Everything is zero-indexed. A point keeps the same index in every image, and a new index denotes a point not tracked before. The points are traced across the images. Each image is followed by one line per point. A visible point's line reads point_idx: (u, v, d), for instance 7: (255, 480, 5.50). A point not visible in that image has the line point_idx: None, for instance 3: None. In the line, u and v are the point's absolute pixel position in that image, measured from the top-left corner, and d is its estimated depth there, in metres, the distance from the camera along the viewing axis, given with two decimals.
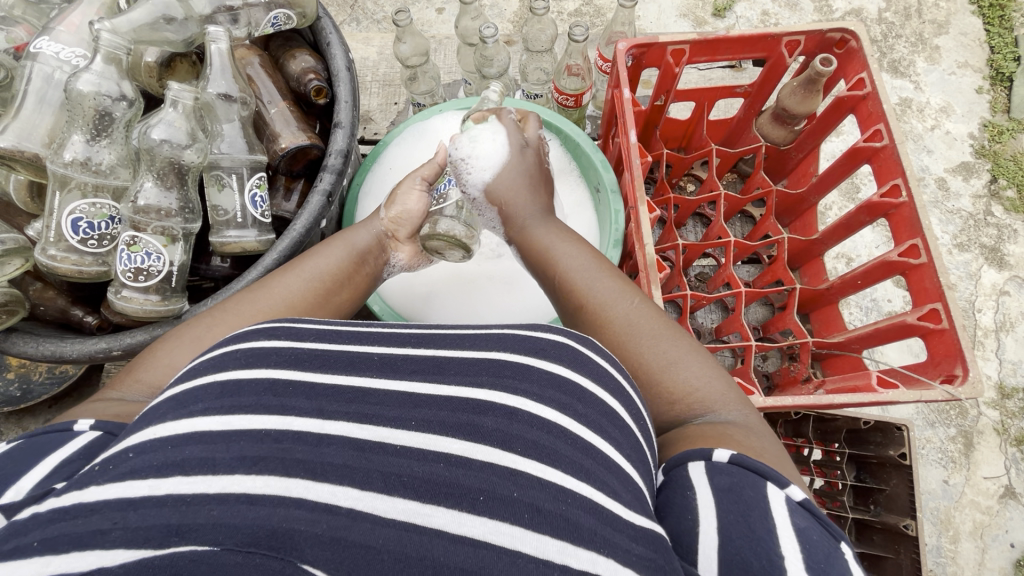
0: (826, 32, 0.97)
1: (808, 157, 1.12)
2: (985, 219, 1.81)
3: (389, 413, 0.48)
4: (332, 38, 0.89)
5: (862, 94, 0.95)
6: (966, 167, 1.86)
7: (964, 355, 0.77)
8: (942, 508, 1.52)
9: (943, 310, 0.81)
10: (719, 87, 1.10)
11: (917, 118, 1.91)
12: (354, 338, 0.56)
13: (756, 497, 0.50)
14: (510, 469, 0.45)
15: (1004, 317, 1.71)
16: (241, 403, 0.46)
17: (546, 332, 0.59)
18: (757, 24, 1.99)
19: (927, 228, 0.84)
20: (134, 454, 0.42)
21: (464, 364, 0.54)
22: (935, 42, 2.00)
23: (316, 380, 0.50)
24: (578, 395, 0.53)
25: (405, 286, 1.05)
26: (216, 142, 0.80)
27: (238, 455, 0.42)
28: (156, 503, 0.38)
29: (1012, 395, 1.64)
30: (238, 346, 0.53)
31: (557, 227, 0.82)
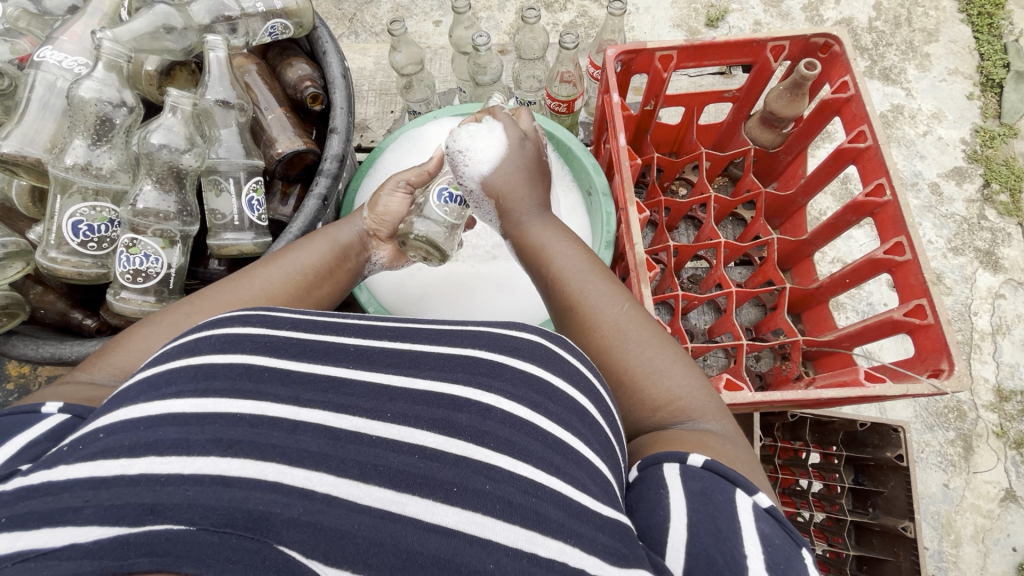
0: (811, 37, 1.00)
1: (796, 159, 1.14)
2: (979, 223, 1.82)
3: (366, 404, 0.50)
4: (328, 46, 0.92)
5: (846, 96, 0.97)
6: (958, 172, 1.88)
7: (950, 349, 0.79)
8: (943, 512, 1.52)
9: (928, 306, 0.82)
10: (708, 93, 1.13)
11: (908, 124, 1.94)
12: (331, 330, 0.58)
13: (724, 501, 0.52)
14: (483, 462, 0.47)
15: (1000, 320, 1.72)
16: (213, 387, 0.48)
17: (519, 331, 0.60)
18: (749, 34, 2.03)
19: (911, 227, 0.86)
20: (105, 434, 0.44)
21: (440, 360, 0.55)
22: (925, 50, 2.04)
23: (292, 367, 0.51)
24: (549, 393, 0.54)
25: (398, 284, 1.07)
26: (213, 147, 0.82)
27: (213, 437, 0.44)
28: (129, 481, 0.40)
29: (1010, 397, 1.64)
30: (210, 332, 0.54)
31: (554, 224, 0.79)
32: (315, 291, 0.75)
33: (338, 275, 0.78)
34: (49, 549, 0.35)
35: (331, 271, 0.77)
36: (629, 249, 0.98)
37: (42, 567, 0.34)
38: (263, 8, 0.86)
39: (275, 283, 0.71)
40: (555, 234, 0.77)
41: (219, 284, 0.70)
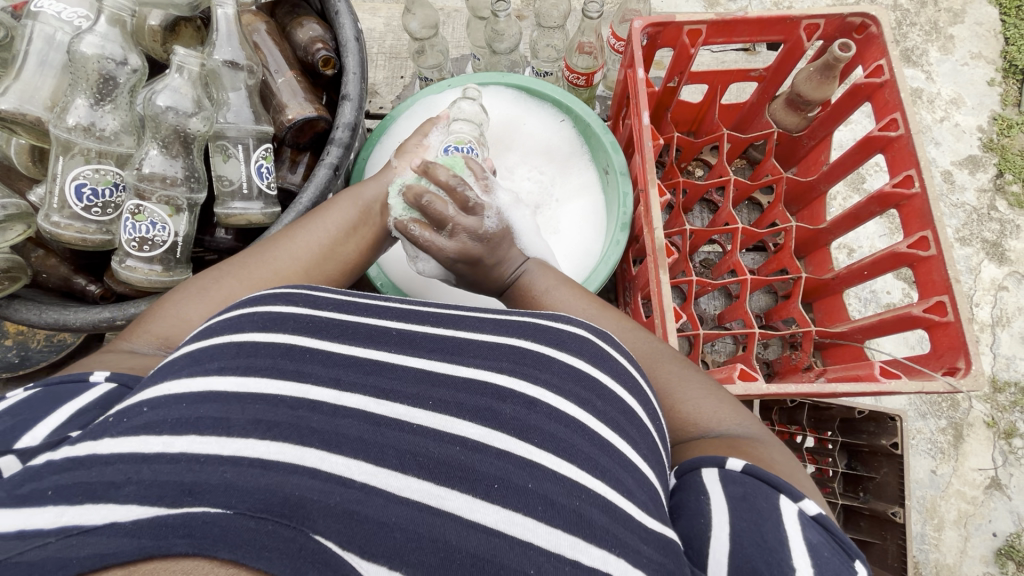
0: (847, 16, 0.95)
1: (819, 145, 1.11)
2: (989, 214, 1.80)
3: (404, 389, 0.50)
4: (340, 6, 0.87)
5: (879, 81, 0.93)
6: (972, 161, 1.85)
7: (968, 348, 0.78)
8: (928, 497, 1.55)
9: (949, 303, 0.81)
10: (733, 71, 1.09)
11: (927, 109, 1.89)
12: (369, 312, 0.57)
13: (769, 508, 0.52)
14: (527, 459, 0.46)
15: (1001, 312, 1.72)
16: (256, 364, 0.48)
17: (567, 324, 0.59)
18: (770, 7, 1.98)
19: (938, 220, 0.84)
20: (148, 408, 0.44)
21: (485, 347, 0.55)
22: (949, 31, 1.97)
23: (331, 349, 0.52)
24: (597, 390, 0.54)
25: (408, 260, 1.05)
26: (221, 111, 0.78)
27: (252, 418, 0.44)
28: (169, 459, 0.40)
29: (1003, 388, 1.65)
30: (254, 309, 0.54)
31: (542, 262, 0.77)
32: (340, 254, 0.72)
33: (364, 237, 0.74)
34: (91, 527, 0.35)
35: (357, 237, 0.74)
36: (647, 230, 0.95)
37: (82, 544, 0.33)
38: None
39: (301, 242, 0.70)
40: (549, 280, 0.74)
41: (244, 251, 0.69)
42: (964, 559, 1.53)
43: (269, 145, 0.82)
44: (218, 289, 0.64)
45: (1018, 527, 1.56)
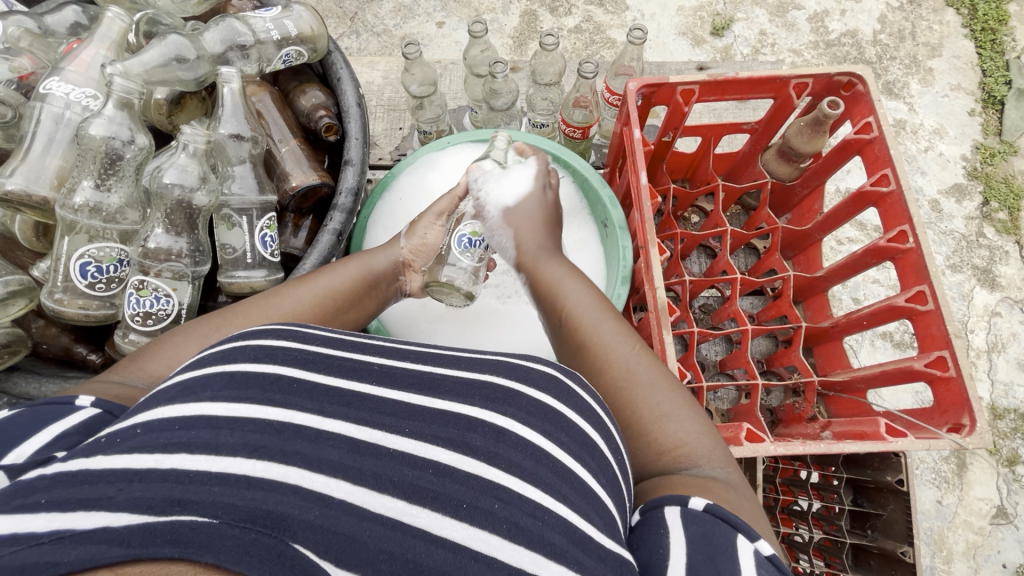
0: (834, 75, 0.98)
1: (813, 193, 1.13)
2: (978, 240, 1.83)
3: (381, 417, 0.50)
4: (343, 72, 0.90)
5: (869, 137, 0.95)
6: (959, 189, 1.89)
7: (972, 405, 0.78)
8: (936, 528, 1.53)
9: (950, 358, 0.81)
10: (726, 124, 1.12)
11: (910, 140, 1.95)
12: (356, 348, 0.57)
13: (726, 544, 0.51)
14: (492, 483, 0.47)
15: (996, 338, 1.73)
16: (246, 395, 0.47)
17: (537, 363, 0.60)
18: (754, 44, 2.07)
19: (934, 275, 0.85)
20: (142, 430, 0.43)
21: (457, 384, 0.55)
22: (928, 64, 2.05)
23: (318, 380, 0.51)
24: (561, 423, 0.54)
25: (409, 312, 1.05)
26: (226, 183, 0.79)
27: (242, 441, 0.43)
28: (159, 476, 0.40)
29: (1004, 415, 1.66)
30: (248, 342, 0.53)
31: (565, 267, 0.80)
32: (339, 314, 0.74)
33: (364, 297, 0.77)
34: (84, 531, 0.34)
35: (357, 298, 0.76)
36: (648, 288, 0.96)
37: (72, 545, 0.33)
38: (278, 35, 0.85)
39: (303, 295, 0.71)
40: (569, 276, 0.78)
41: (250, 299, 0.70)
42: None
43: (273, 214, 0.83)
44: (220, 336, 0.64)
45: None
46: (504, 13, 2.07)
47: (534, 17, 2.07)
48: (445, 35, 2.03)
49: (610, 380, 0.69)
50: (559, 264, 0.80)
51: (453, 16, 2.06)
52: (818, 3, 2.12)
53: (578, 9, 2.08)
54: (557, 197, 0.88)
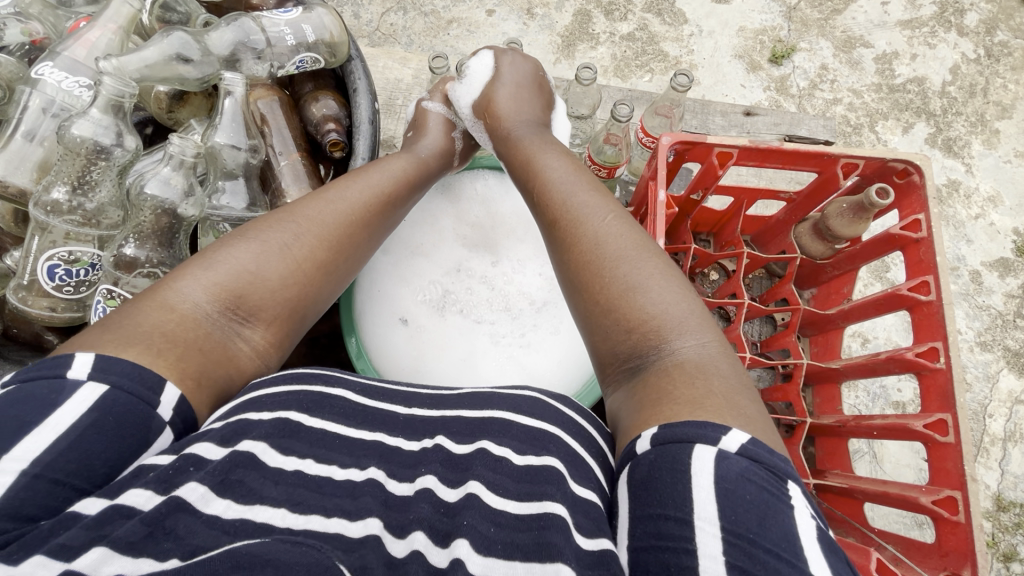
0: (889, 161, 0.89)
1: (844, 276, 1.05)
2: (1015, 320, 1.72)
3: (404, 469, 0.58)
4: (359, 84, 0.84)
5: (915, 237, 0.87)
6: (1004, 264, 1.77)
7: (976, 558, 0.72)
8: None
9: (961, 502, 0.75)
10: (763, 189, 1.05)
11: (962, 204, 1.83)
12: (385, 397, 0.66)
13: (678, 459, 0.50)
14: (490, 508, 0.53)
15: (1015, 427, 1.62)
16: (296, 447, 0.55)
17: (521, 391, 0.66)
18: (813, 78, 1.94)
19: (960, 405, 0.78)
20: (194, 468, 0.49)
21: (463, 424, 0.62)
22: (995, 125, 1.92)
23: (357, 436, 0.59)
24: (543, 441, 0.59)
25: (395, 353, 0.98)
26: (215, 194, 0.75)
27: (284, 495, 0.50)
28: (206, 521, 0.46)
29: (1008, 509, 1.56)
30: (301, 388, 0.61)
31: (551, 143, 0.84)
32: (384, 218, 0.78)
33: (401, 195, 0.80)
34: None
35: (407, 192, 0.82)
36: None
37: None
38: (294, 41, 0.81)
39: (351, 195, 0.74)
40: (554, 152, 0.82)
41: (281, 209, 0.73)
42: None
43: None
44: (299, 248, 0.65)
45: None
46: (556, 9, 1.98)
47: (587, 17, 1.97)
48: (493, 24, 1.96)
49: (601, 247, 0.67)
50: (541, 140, 0.85)
51: (504, 6, 1.98)
52: (888, 43, 1.98)
53: (634, 15, 1.98)
54: (524, 61, 0.96)
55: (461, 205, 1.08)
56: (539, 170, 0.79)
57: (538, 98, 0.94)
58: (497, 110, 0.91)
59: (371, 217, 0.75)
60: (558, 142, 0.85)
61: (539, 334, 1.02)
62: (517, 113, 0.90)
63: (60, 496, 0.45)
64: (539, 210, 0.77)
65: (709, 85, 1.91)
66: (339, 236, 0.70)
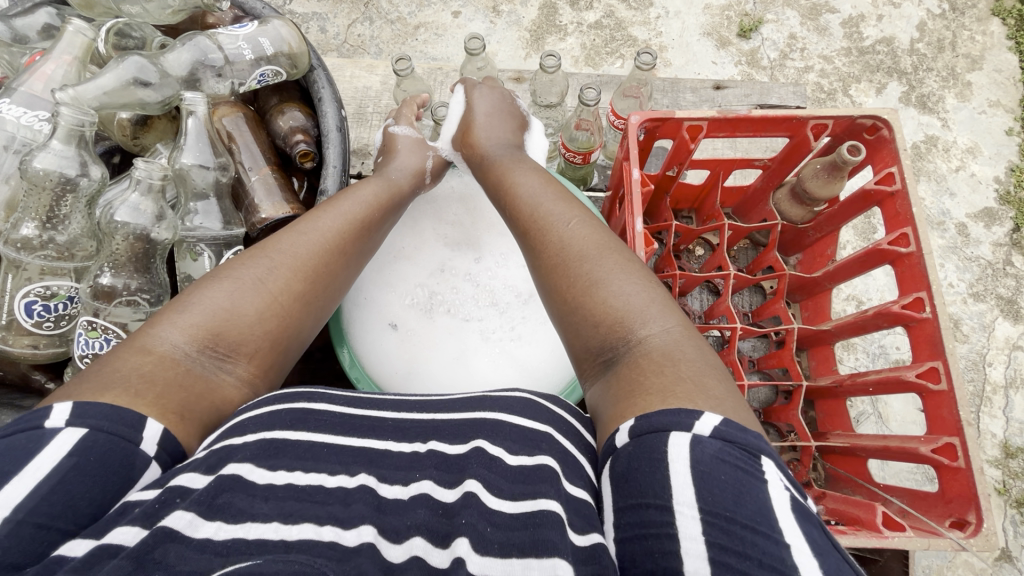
0: (857, 118, 0.90)
1: (826, 238, 1.05)
2: (1005, 269, 1.75)
3: (396, 472, 0.56)
4: (324, 93, 0.85)
5: (890, 190, 0.87)
6: (988, 214, 1.79)
7: (979, 502, 0.73)
8: (935, 568, 1.48)
9: (959, 447, 0.76)
10: (737, 159, 1.05)
11: (942, 159, 1.85)
12: (370, 404, 0.64)
13: (659, 449, 0.49)
14: (487, 507, 0.51)
15: (1015, 373, 1.65)
16: (282, 464, 0.52)
17: (511, 392, 0.64)
18: (783, 49, 1.95)
19: (949, 352, 0.79)
20: (179, 499, 0.46)
21: (456, 427, 0.60)
22: (967, 78, 1.93)
23: (345, 443, 0.57)
24: (535, 439, 0.57)
25: (386, 357, 0.98)
26: (187, 216, 0.75)
27: (274, 509, 0.48)
28: (196, 547, 0.44)
29: (1016, 455, 1.60)
30: (280, 406, 0.58)
31: (520, 160, 0.88)
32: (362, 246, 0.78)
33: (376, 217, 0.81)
34: None
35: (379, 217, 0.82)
36: None
37: None
38: (253, 55, 0.80)
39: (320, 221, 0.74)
40: (528, 170, 0.84)
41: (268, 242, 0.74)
42: None
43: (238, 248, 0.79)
44: (274, 282, 0.65)
45: None
46: (522, 4, 1.98)
47: (553, 9, 1.97)
48: (461, 25, 1.95)
49: (567, 248, 0.69)
50: (514, 160, 0.88)
51: (469, 6, 1.98)
52: (853, 7, 1.99)
53: (600, 3, 1.98)
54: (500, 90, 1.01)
55: (439, 206, 1.07)
56: (511, 184, 0.82)
57: (513, 123, 0.97)
58: (466, 133, 0.95)
59: (345, 245, 0.75)
60: (529, 160, 0.88)
61: (529, 325, 1.02)
62: (491, 137, 0.94)
63: (45, 540, 0.44)
64: (513, 224, 0.79)
65: (680, 66, 1.91)
66: (316, 268, 0.70)
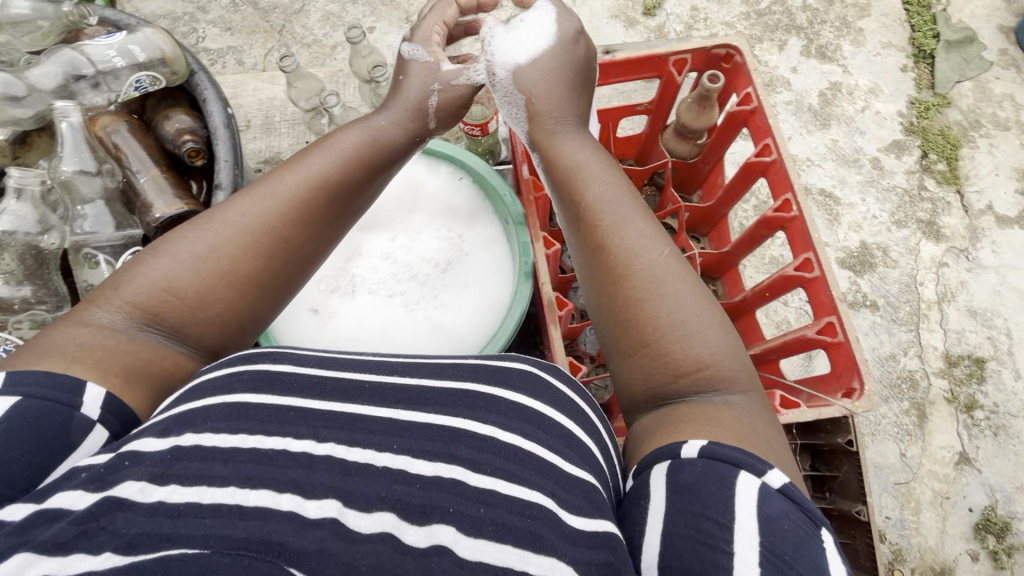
0: (711, 48, 0.98)
1: (716, 169, 1.13)
2: (921, 194, 2.27)
3: (370, 437, 0.59)
4: (206, 92, 0.93)
5: (749, 109, 0.96)
6: (897, 146, 2.32)
7: (860, 369, 0.81)
8: (903, 483, 1.94)
9: (838, 324, 0.83)
10: (622, 107, 1.11)
11: (848, 102, 2.39)
12: (345, 366, 0.69)
13: (728, 484, 0.59)
14: (476, 488, 0.56)
15: (946, 288, 2.15)
16: (246, 424, 0.58)
17: (513, 364, 0.73)
18: (680, 26, 2.46)
19: (818, 243, 0.87)
20: (129, 463, 0.53)
21: (441, 394, 0.66)
22: (858, 24, 2.51)
23: (314, 406, 0.62)
24: (538, 422, 0.65)
25: (306, 335, 1.02)
26: (79, 221, 0.91)
27: (238, 473, 0.53)
28: (145, 511, 0.49)
29: (957, 362, 2.07)
30: (245, 368, 0.64)
31: (583, 147, 0.87)
32: (318, 237, 0.80)
33: (353, 187, 0.83)
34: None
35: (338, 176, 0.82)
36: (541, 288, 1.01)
37: None
38: (124, 65, 0.93)
39: (286, 186, 0.77)
40: (575, 135, 0.89)
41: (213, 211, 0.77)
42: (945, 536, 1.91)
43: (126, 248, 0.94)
44: (211, 262, 0.72)
45: (990, 500, 1.94)
46: None
47: None
48: None
49: (634, 270, 0.76)
50: (577, 145, 0.88)
51: None
52: None
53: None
54: (586, 46, 0.93)
55: None
56: (585, 184, 0.83)
57: (574, 87, 0.92)
58: (530, 93, 0.91)
59: (286, 233, 0.76)
60: (602, 152, 0.88)
61: (449, 292, 1.06)
62: (558, 105, 0.90)
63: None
64: (578, 228, 0.83)
65: None
66: (259, 251, 0.74)
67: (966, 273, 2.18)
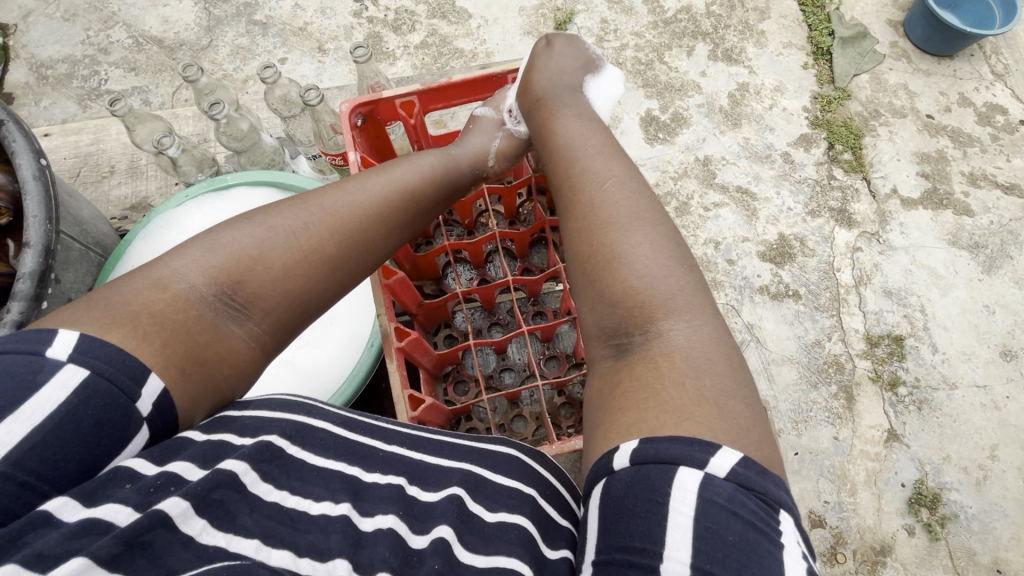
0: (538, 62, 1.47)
1: None
2: (830, 183, 2.34)
3: (374, 506, 0.74)
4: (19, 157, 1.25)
5: None
6: (805, 139, 2.41)
7: None
8: (837, 464, 1.95)
9: None
10: None
11: (756, 101, 2.48)
12: (368, 432, 0.86)
13: (662, 479, 0.63)
14: (463, 558, 0.71)
15: (861, 272, 2.21)
16: (280, 472, 0.72)
17: (498, 449, 0.91)
18: (597, 31, 2.59)
19: None
20: (174, 487, 0.64)
21: (436, 471, 0.83)
22: (759, 27, 2.62)
23: (335, 465, 0.77)
24: (522, 500, 0.82)
25: None
26: None
27: (260, 529, 0.65)
28: (183, 543, 0.59)
29: (877, 342, 2.11)
30: (285, 417, 0.80)
31: (593, 131, 1.13)
32: (360, 241, 1.00)
33: (403, 207, 1.10)
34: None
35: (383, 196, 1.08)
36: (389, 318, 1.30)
37: None
38: None
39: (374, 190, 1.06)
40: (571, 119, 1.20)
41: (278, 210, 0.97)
42: (882, 515, 1.90)
43: None
44: (275, 247, 0.89)
45: (920, 474, 1.95)
46: None
47: None
48: None
49: (603, 218, 0.92)
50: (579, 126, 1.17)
51: None
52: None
53: None
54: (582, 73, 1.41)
55: None
56: (574, 156, 1.08)
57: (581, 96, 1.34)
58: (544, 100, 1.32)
59: (333, 233, 0.96)
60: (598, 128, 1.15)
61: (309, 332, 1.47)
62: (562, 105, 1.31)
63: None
64: (563, 185, 1.05)
65: None
66: (312, 248, 0.92)
67: (880, 257, 2.24)
